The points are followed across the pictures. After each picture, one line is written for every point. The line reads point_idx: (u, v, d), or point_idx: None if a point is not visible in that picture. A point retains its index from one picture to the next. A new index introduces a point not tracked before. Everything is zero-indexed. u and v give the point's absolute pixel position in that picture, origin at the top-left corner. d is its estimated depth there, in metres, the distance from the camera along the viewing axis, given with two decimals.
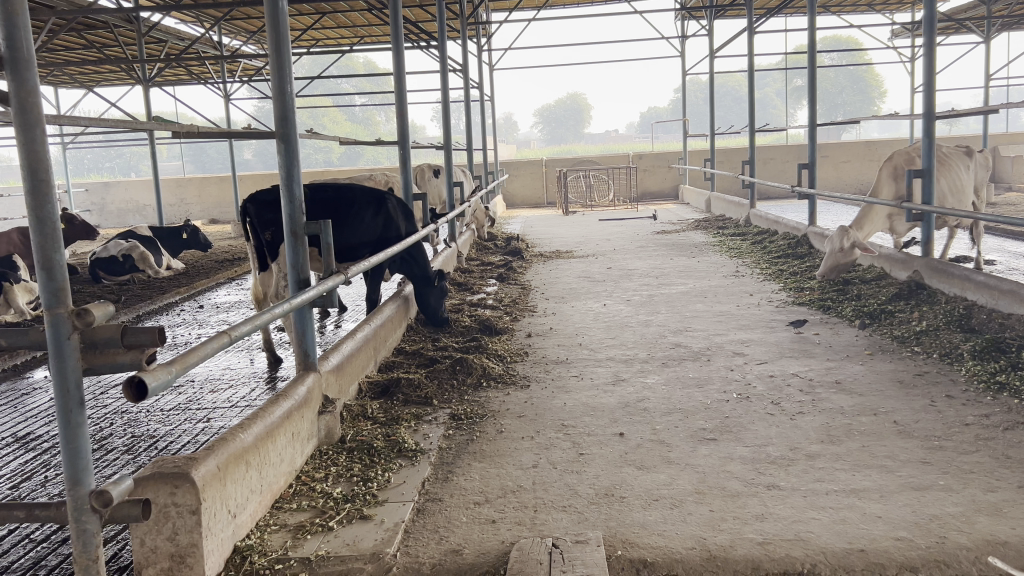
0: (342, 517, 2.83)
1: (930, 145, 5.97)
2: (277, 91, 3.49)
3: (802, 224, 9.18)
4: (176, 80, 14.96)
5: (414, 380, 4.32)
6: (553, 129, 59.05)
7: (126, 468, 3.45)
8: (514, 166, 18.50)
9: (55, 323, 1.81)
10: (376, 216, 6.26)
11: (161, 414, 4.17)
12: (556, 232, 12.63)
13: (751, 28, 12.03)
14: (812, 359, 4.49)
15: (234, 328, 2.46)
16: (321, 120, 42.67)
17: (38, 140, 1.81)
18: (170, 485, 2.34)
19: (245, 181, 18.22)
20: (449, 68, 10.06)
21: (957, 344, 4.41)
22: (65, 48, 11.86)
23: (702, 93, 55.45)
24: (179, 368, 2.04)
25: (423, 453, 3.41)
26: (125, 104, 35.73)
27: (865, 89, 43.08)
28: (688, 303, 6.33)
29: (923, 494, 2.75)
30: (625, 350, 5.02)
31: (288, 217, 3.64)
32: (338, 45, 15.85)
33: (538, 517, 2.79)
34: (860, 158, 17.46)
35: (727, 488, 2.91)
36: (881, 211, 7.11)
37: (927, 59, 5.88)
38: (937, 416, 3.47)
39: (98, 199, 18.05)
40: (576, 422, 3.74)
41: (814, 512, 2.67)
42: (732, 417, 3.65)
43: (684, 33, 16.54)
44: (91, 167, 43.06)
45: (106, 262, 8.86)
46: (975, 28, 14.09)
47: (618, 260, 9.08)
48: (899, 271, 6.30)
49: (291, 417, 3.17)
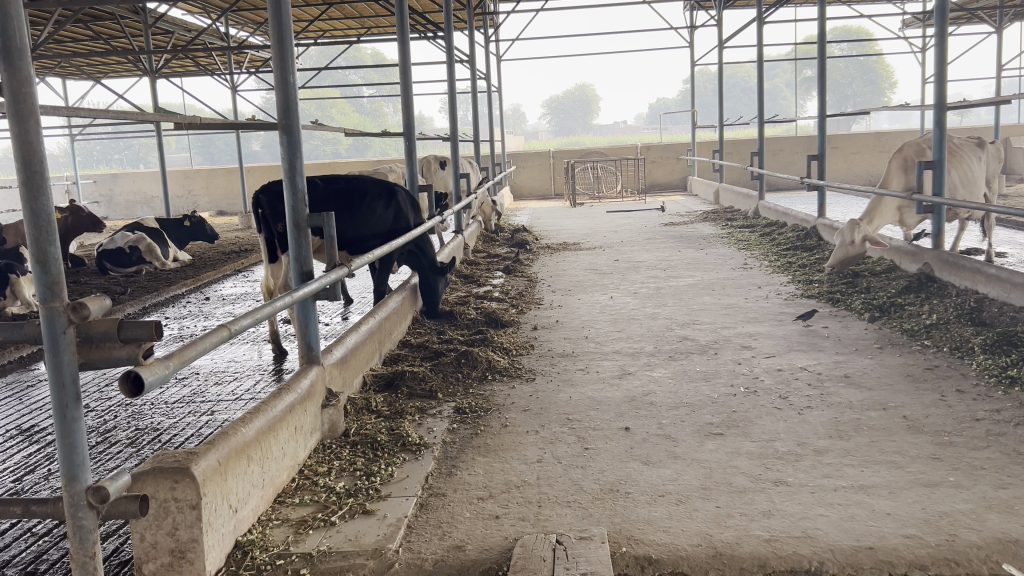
0: (344, 512, 2.81)
1: (941, 135, 5.87)
2: (280, 82, 3.46)
3: (811, 215, 9.09)
4: (183, 71, 14.92)
5: (419, 373, 4.29)
6: (561, 121, 58.87)
7: (129, 461, 3.44)
8: (521, 157, 18.44)
9: (50, 317, 1.79)
10: (386, 208, 6.23)
11: (165, 407, 4.16)
12: (564, 223, 12.57)
13: (760, 19, 11.90)
14: (820, 353, 4.44)
15: (235, 321, 2.43)
16: (328, 112, 42.64)
17: (33, 132, 1.77)
18: (170, 480, 2.32)
19: (253, 173, 18.21)
20: (456, 59, 9.99)
21: (968, 338, 4.35)
22: (72, 39, 11.85)
23: (709, 83, 55.14)
24: (177, 362, 2.01)
25: (426, 447, 3.39)
26: (133, 96, 35.65)
27: (875, 79, 42.88)
28: (696, 296, 6.27)
29: (932, 491, 2.70)
30: (631, 343, 4.97)
31: (290, 209, 3.61)
32: (344, 36, 15.81)
33: (543, 512, 2.77)
34: (870, 149, 17.33)
35: (734, 484, 2.87)
36: (891, 203, 7.03)
37: (938, 48, 5.78)
38: (947, 411, 3.42)
39: (106, 190, 18.07)
40: (580, 416, 3.71)
41: (822, 509, 2.63)
42: (740, 411, 3.61)
43: (692, 23, 16.42)
44: (100, 158, 43.12)
45: (112, 254, 8.86)
46: (987, 18, 13.92)
47: (625, 252, 9.03)
48: (907, 263, 6.23)
49: (293, 411, 3.14)
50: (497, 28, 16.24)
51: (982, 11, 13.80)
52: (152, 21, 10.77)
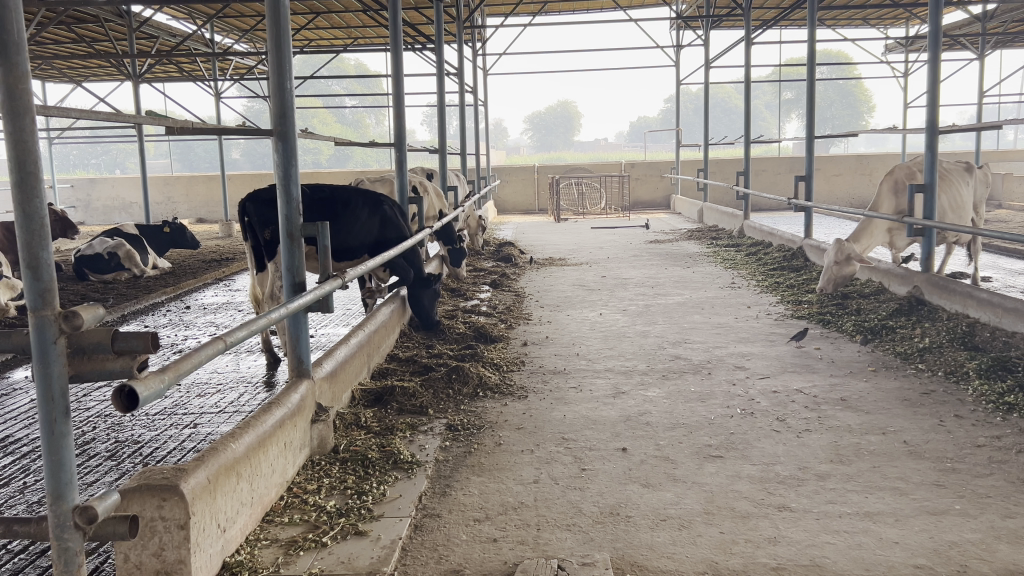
0: (336, 533, 2.70)
1: (933, 160, 5.88)
2: (275, 89, 3.37)
3: (798, 236, 9.12)
4: (166, 76, 14.73)
5: (409, 388, 4.19)
6: (542, 137, 59.10)
7: (109, 475, 3.32)
8: (506, 171, 18.44)
9: (40, 326, 1.68)
10: (373, 217, 6.12)
11: (146, 419, 4.03)
12: (549, 238, 12.55)
13: (748, 39, 11.98)
14: (815, 374, 4.41)
15: (229, 333, 2.33)
16: (312, 122, 42.51)
17: (28, 130, 1.67)
18: (157, 498, 2.22)
19: (234, 181, 18.01)
20: (446, 71, 9.89)
21: (963, 362, 4.34)
22: (53, 42, 11.63)
23: (693, 102, 55.77)
24: (172, 376, 1.91)
25: (419, 465, 3.30)
26: (112, 99, 35.14)
27: (854, 103, 43.73)
28: (686, 315, 6.24)
29: (940, 519, 2.66)
30: (624, 361, 4.92)
31: (285, 218, 3.50)
32: (330, 45, 15.70)
33: (542, 535, 2.68)
34: (853, 172, 17.51)
35: (737, 509, 2.81)
36: (881, 226, 7.09)
37: (930, 71, 5.82)
38: (948, 436, 3.39)
39: (83, 195, 17.75)
40: (576, 435, 3.64)
41: (829, 536, 2.58)
42: (738, 433, 3.55)
43: (679, 43, 16.52)
44: (77, 163, 42.50)
45: (91, 260, 8.68)
46: (970, 45, 14.14)
47: (611, 269, 9.00)
48: (897, 285, 6.25)
49: (283, 426, 3.04)
50: (485, 42, 16.26)
51: (965, 38, 14.06)
52: (137, 25, 10.58)
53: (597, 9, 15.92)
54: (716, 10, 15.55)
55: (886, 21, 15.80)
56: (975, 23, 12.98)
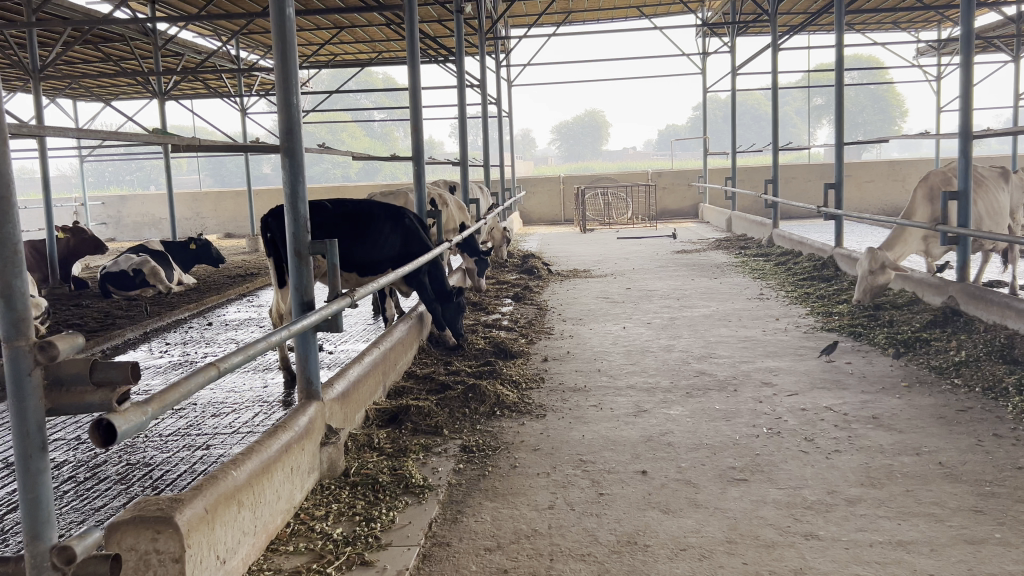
0: (341, 563, 2.60)
1: (967, 165, 5.65)
2: (283, 105, 3.30)
3: (828, 245, 8.90)
4: (193, 93, 14.91)
5: (424, 408, 4.11)
6: (570, 147, 59.15)
7: (118, 499, 3.27)
8: (531, 183, 18.37)
9: (14, 357, 1.60)
10: (394, 232, 6.03)
11: (159, 440, 3.99)
12: (574, 249, 12.43)
13: (774, 44, 11.80)
14: (846, 391, 4.22)
15: (224, 358, 2.25)
16: (339, 137, 43.03)
17: None
18: (151, 531, 2.14)
19: (261, 196, 18.19)
20: (467, 82, 9.79)
21: (1001, 378, 4.13)
22: (82, 61, 11.81)
23: (721, 110, 55.41)
24: (156, 408, 1.84)
25: (430, 490, 3.19)
26: (143, 115, 35.81)
27: (886, 108, 43.05)
28: (712, 328, 6.06)
29: (979, 549, 2.49)
30: (646, 378, 4.77)
31: (292, 236, 3.43)
32: (354, 58, 15.76)
33: (555, 566, 2.56)
34: (884, 178, 17.15)
35: (762, 537, 2.66)
36: (917, 234, 6.87)
37: (963, 73, 5.60)
38: (986, 457, 3.20)
39: (114, 212, 18.06)
40: (594, 457, 3.51)
41: (859, 567, 2.42)
42: (764, 455, 3.39)
43: (705, 49, 16.35)
44: (113, 180, 43.32)
45: (116, 277, 8.75)
46: (1007, 47, 13.73)
47: (637, 280, 8.84)
48: (932, 296, 6.01)
49: (290, 450, 2.96)
50: (508, 53, 16.22)
51: (999, 40, 13.70)
52: (162, 43, 10.69)
53: (620, 18, 15.82)
54: (742, 15, 15.33)
55: (917, 24, 15.46)
56: (1010, 25, 12.61)
